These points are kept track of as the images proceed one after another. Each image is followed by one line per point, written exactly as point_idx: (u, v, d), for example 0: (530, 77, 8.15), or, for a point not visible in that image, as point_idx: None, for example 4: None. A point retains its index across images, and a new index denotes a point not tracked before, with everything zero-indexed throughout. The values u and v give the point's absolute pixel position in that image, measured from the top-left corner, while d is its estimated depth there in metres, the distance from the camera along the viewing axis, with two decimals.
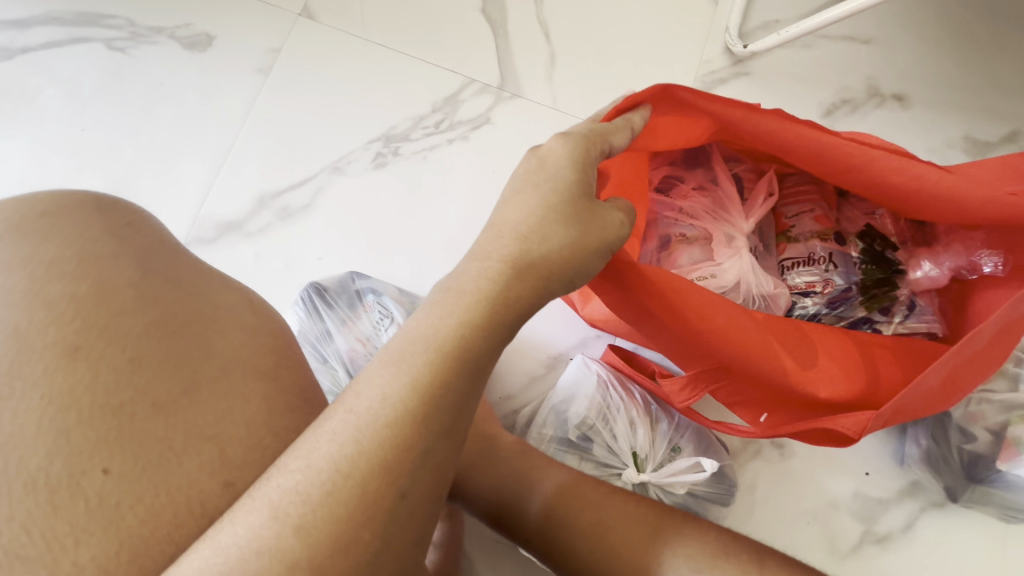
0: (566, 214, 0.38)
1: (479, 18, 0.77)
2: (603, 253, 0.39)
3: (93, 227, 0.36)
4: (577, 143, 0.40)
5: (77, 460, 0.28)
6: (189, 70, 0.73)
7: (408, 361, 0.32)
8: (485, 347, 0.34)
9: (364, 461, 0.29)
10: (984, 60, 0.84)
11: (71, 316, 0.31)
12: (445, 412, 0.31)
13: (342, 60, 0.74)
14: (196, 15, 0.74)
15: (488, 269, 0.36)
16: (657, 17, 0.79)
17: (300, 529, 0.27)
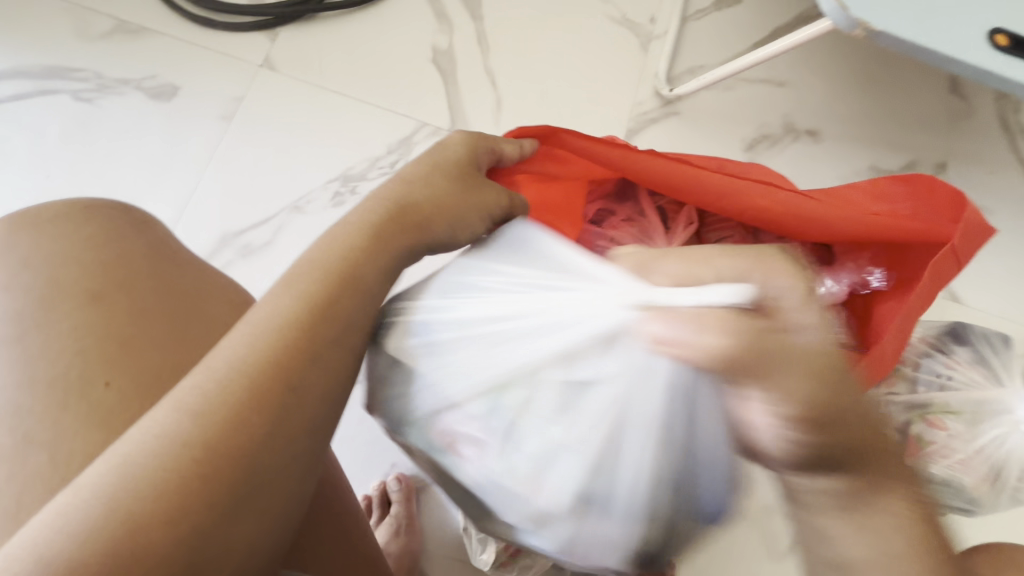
0: (449, 176, 0.45)
1: (430, 68, 0.83)
2: (483, 219, 0.46)
3: (118, 221, 0.48)
4: (470, 137, 0.48)
5: (90, 372, 0.42)
6: (154, 118, 0.77)
7: (302, 284, 0.38)
8: (373, 268, 0.40)
9: (255, 362, 0.34)
10: (886, 98, 0.94)
11: (94, 278, 0.44)
12: (337, 323, 0.37)
13: (302, 107, 0.79)
14: (161, 68, 0.79)
15: (370, 208, 0.42)
16: (593, 64, 0.87)
17: (194, 412, 0.32)
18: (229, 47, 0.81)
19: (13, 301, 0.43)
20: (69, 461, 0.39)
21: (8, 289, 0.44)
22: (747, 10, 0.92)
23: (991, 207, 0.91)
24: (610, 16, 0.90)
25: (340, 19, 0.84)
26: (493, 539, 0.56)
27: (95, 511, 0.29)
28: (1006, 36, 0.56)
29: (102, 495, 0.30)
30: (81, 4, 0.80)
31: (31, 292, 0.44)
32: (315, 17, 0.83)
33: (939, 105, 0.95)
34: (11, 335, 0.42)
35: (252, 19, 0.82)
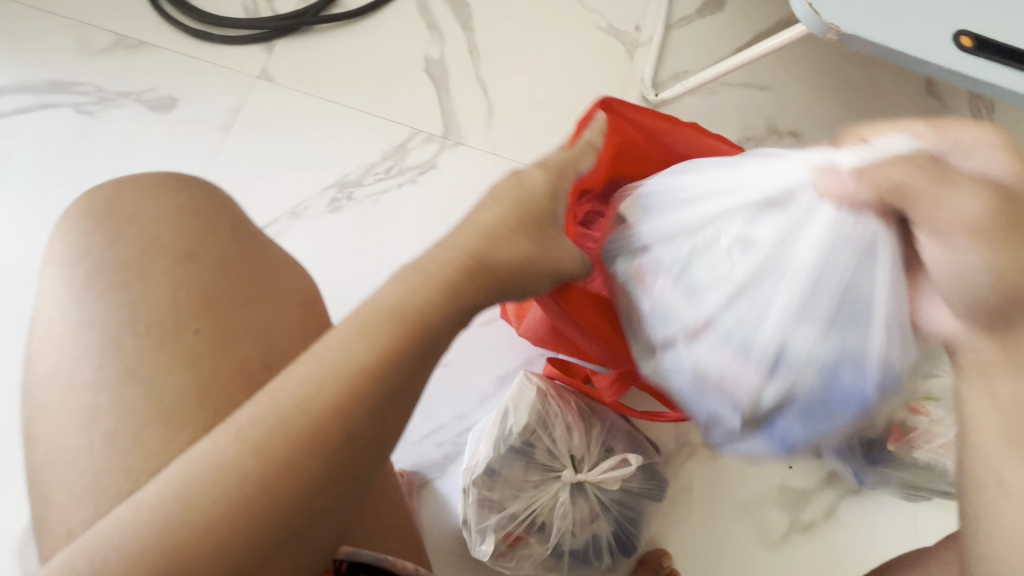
0: (527, 229, 0.43)
1: (423, 77, 0.86)
2: (549, 278, 0.46)
3: (204, 193, 0.51)
4: (550, 177, 0.46)
5: (179, 322, 0.44)
6: (154, 129, 0.79)
7: (369, 331, 0.37)
8: (442, 322, 0.39)
9: (312, 404, 0.35)
10: (865, 100, 0.97)
11: (190, 239, 0.48)
12: (397, 372, 0.37)
13: (299, 116, 0.82)
14: (160, 80, 0.81)
15: (447, 258, 0.41)
16: (582, 71, 0.90)
17: (256, 448, 0.34)
18: (227, 59, 0.83)
19: (116, 253, 0.46)
20: (161, 396, 0.42)
21: (113, 242, 0.47)
22: (728, 17, 0.95)
23: None
24: (597, 25, 0.93)
25: (335, 31, 0.87)
26: (492, 527, 0.58)
27: (153, 523, 0.33)
28: (970, 37, 0.59)
29: (166, 518, 0.33)
30: (81, 20, 0.82)
31: (133, 245, 0.47)
32: (311, 30, 0.86)
33: (915, 106, 0.98)
34: (115, 281, 0.45)
35: (249, 32, 0.85)
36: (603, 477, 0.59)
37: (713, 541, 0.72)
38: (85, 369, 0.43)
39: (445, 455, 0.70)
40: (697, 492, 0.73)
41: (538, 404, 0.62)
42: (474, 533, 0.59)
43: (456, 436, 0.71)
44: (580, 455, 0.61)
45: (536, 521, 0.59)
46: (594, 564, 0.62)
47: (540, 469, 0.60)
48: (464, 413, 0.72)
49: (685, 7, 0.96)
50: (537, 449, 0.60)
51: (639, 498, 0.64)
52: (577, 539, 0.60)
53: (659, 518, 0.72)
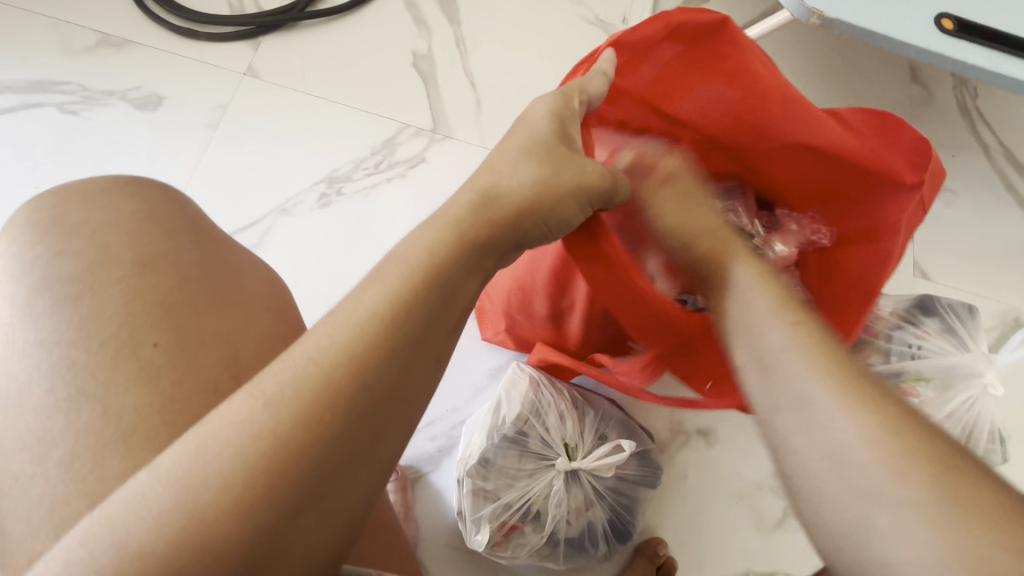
0: (539, 155, 0.41)
1: (411, 71, 0.86)
2: (575, 201, 0.41)
3: (158, 198, 0.51)
4: (557, 104, 0.42)
5: (139, 332, 0.43)
6: (139, 128, 0.78)
7: (386, 282, 0.37)
8: (455, 268, 0.39)
9: (338, 358, 0.34)
10: (852, 88, 0.98)
11: (141, 246, 0.47)
12: (414, 322, 0.36)
13: (286, 112, 0.81)
14: (145, 78, 0.80)
15: (460, 198, 0.41)
16: (571, 63, 0.90)
17: (271, 408, 0.33)
18: (212, 56, 0.83)
19: (68, 264, 0.45)
20: (121, 415, 0.41)
21: (61, 254, 0.46)
22: (715, 8, 0.96)
23: (954, 187, 0.95)
24: (585, 17, 0.93)
25: (321, 27, 0.86)
26: (487, 518, 0.58)
27: (174, 499, 0.31)
28: (951, 20, 0.60)
29: (170, 509, 0.31)
30: (64, 19, 0.81)
31: (83, 257, 0.46)
32: (297, 26, 0.86)
33: (902, 94, 0.99)
34: (67, 296, 0.44)
35: (234, 29, 0.84)
36: (597, 463, 0.59)
37: (707, 529, 0.72)
38: (49, 382, 0.42)
39: (439, 449, 0.70)
40: (692, 479, 0.73)
41: (531, 394, 0.62)
42: (469, 524, 0.59)
43: (450, 429, 0.71)
44: (573, 443, 0.60)
45: (532, 510, 0.59)
46: (590, 551, 0.63)
47: (534, 457, 0.60)
48: (457, 406, 0.72)
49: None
50: (531, 437, 0.60)
51: (633, 485, 0.64)
52: (573, 527, 0.60)
53: (654, 507, 0.72)
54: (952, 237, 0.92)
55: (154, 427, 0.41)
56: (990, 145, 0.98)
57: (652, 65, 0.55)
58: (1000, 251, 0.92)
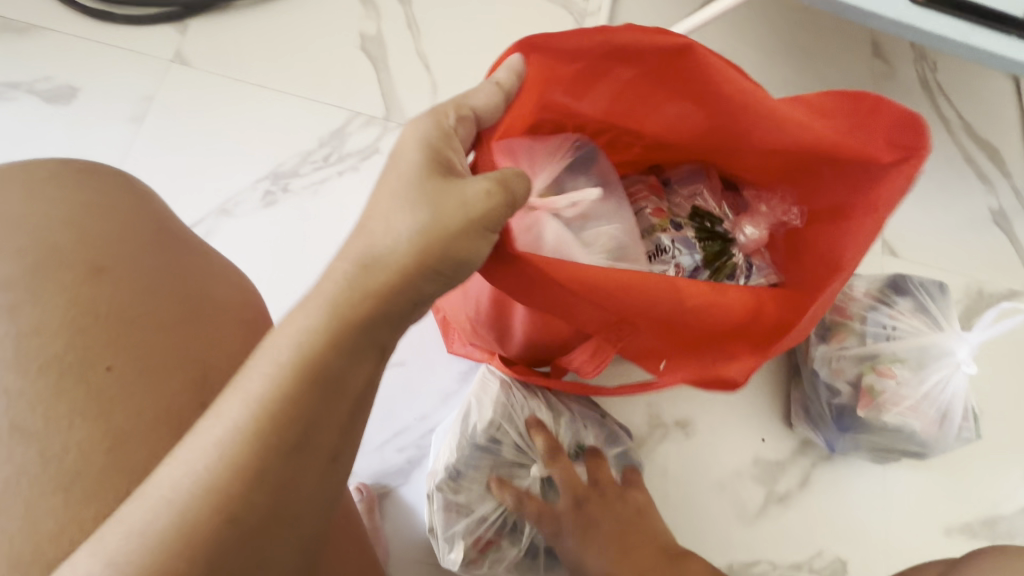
0: (416, 196, 0.36)
1: (359, 54, 0.79)
2: (469, 230, 0.36)
3: (120, 192, 0.45)
4: (427, 133, 0.38)
5: (90, 353, 0.38)
6: (53, 123, 0.70)
7: (250, 393, 0.33)
8: (357, 337, 0.36)
9: (194, 492, 0.32)
10: (816, 64, 0.97)
11: (97, 250, 0.41)
12: (291, 430, 0.33)
13: (222, 102, 0.74)
14: (55, 68, 0.71)
15: (345, 265, 0.36)
16: (530, 41, 0.85)
17: (175, 512, 0.31)
18: (133, 41, 0.74)
19: (3, 271, 0.39)
20: (64, 456, 0.35)
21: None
22: None
23: None
24: None
25: (257, 6, 0.79)
26: (461, 534, 0.56)
27: None
28: None
29: None
30: None
31: (24, 260, 0.39)
32: (229, 7, 0.78)
33: (865, 69, 0.98)
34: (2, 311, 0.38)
35: (156, 10, 0.76)
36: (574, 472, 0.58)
37: (691, 522, 0.71)
38: None
39: (408, 460, 0.66)
40: (672, 473, 0.71)
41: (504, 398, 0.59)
42: (442, 541, 0.56)
43: (419, 438, 0.67)
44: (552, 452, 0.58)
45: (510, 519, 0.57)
46: None
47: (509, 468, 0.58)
48: (426, 414, 0.68)
49: None
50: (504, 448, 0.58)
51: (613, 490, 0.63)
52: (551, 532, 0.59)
53: None
54: (917, 212, 0.92)
55: (68, 472, 0.35)
56: (950, 119, 0.98)
57: (611, 84, 0.53)
58: (962, 225, 0.93)
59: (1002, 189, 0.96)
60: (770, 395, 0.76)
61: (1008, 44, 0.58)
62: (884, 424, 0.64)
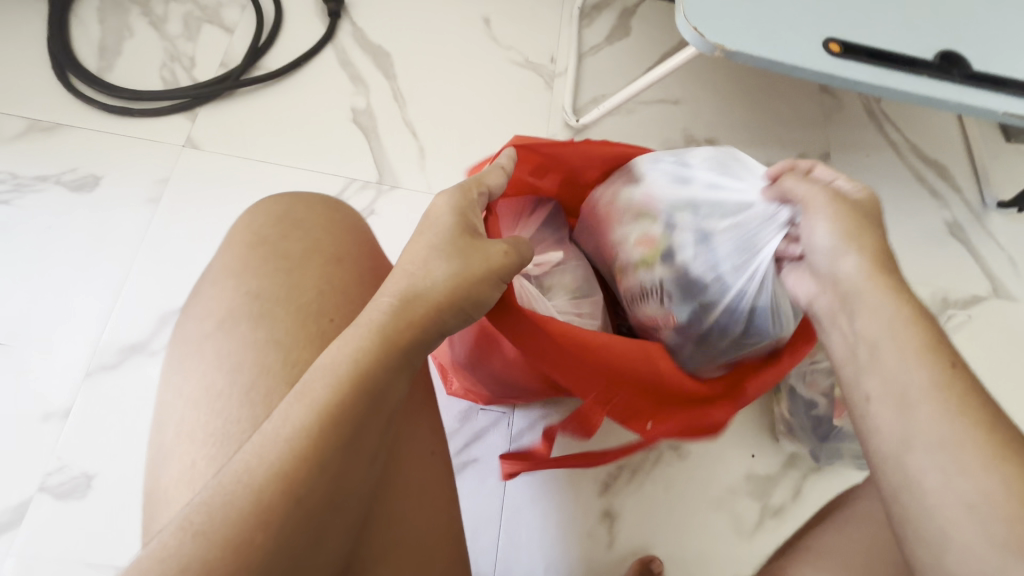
0: (450, 250, 0.44)
1: (352, 127, 0.88)
2: (493, 281, 0.45)
3: (350, 214, 0.58)
4: (457, 200, 0.47)
5: (324, 311, 0.50)
6: (78, 209, 0.77)
7: (314, 394, 0.39)
8: (384, 370, 0.41)
9: (266, 477, 0.36)
10: (770, 102, 1.06)
11: (336, 246, 0.54)
12: (343, 432, 0.38)
13: (231, 178, 0.82)
14: (81, 160, 0.79)
15: (380, 303, 0.43)
16: (507, 103, 0.94)
17: (220, 524, 0.34)
18: (150, 132, 0.83)
19: (283, 244, 0.53)
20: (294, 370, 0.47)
21: (282, 236, 0.54)
22: (634, 43, 1.04)
23: (872, 184, 1.02)
24: (514, 60, 0.98)
25: (259, 92, 0.88)
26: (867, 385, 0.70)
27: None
28: (837, 44, 0.67)
29: None
30: None
31: (297, 242, 0.53)
32: (233, 94, 0.87)
33: (814, 103, 1.08)
34: (283, 268, 0.51)
35: (169, 101, 0.84)
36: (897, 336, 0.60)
37: (694, 539, 0.73)
38: None
39: None
40: (670, 493, 0.75)
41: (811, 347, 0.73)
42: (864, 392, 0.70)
43: None
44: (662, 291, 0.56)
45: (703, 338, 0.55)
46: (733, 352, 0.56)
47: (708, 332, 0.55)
48: None
49: (594, 37, 1.03)
50: (715, 343, 0.56)
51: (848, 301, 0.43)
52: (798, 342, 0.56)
53: (637, 524, 0.73)
54: None
55: None
56: (898, 143, 1.07)
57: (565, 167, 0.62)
58: (921, 239, 0.99)
59: (954, 203, 1.04)
60: (754, 413, 0.80)
61: (919, 83, 0.66)
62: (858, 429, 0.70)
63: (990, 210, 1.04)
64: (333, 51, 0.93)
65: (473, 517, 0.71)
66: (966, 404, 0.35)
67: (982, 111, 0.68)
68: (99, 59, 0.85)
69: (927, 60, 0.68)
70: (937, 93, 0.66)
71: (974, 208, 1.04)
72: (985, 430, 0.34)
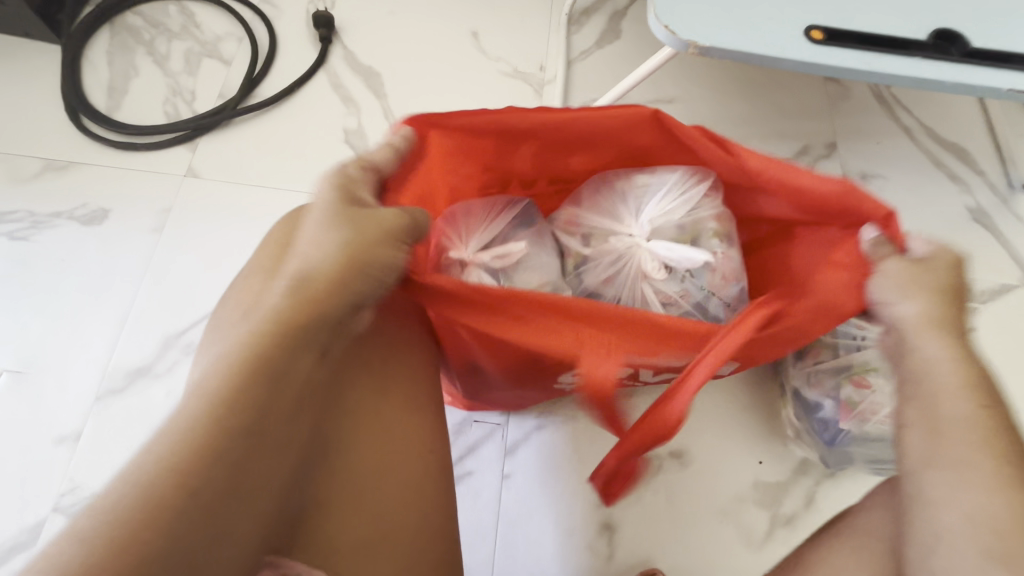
0: (331, 218, 0.43)
1: (344, 147, 0.90)
2: (386, 245, 0.43)
3: None
4: (338, 180, 0.46)
5: None
6: (88, 242, 0.81)
7: (207, 380, 0.38)
8: (280, 351, 0.40)
9: (157, 473, 0.35)
10: (769, 93, 1.03)
11: None
12: (235, 417, 0.38)
13: (229, 201, 0.85)
14: (91, 195, 0.84)
15: (275, 286, 0.42)
16: None
17: (106, 520, 0.33)
18: (154, 164, 0.87)
19: None
20: None
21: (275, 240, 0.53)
22: (625, 45, 1.03)
23: (885, 172, 0.98)
24: (503, 71, 0.98)
25: (255, 119, 0.91)
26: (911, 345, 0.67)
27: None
28: (820, 30, 0.64)
29: None
30: (9, 152, 0.85)
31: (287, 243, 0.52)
32: (231, 123, 0.90)
33: (818, 91, 1.04)
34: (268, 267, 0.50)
35: (172, 134, 0.88)
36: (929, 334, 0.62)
37: (700, 551, 0.70)
38: None
39: None
40: (671, 503, 0.73)
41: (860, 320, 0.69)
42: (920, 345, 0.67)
43: None
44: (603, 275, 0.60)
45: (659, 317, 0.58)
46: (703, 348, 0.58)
47: None
48: None
49: (583, 42, 1.03)
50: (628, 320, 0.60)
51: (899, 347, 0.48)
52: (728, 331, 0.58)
53: (638, 536, 0.71)
54: None
55: None
56: (911, 127, 1.02)
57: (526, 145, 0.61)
58: (941, 228, 0.94)
59: (977, 187, 0.98)
60: (759, 417, 0.77)
61: (912, 64, 0.63)
62: (868, 434, 0.65)
63: (1017, 193, 0.97)
64: (326, 75, 0.95)
65: (472, 532, 0.70)
66: (993, 446, 0.40)
67: (985, 89, 0.63)
68: (108, 98, 0.90)
69: (921, 40, 0.65)
70: (931, 75, 0.63)
71: (1000, 192, 0.97)
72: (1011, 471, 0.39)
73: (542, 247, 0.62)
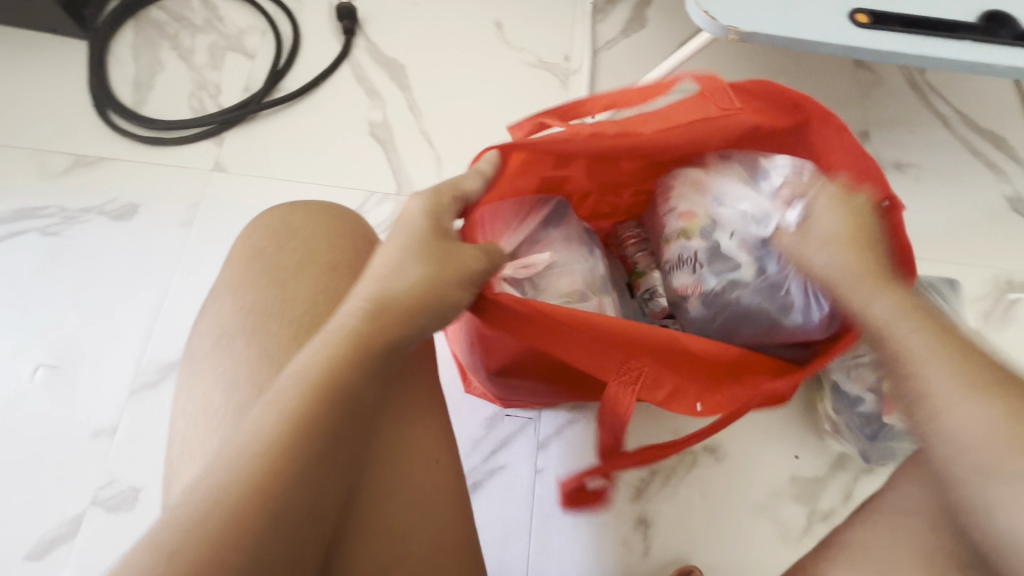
0: (420, 253, 0.43)
1: (369, 140, 0.89)
2: (462, 283, 0.44)
3: (359, 222, 0.56)
4: (429, 203, 0.46)
5: None
6: (119, 237, 0.81)
7: (284, 401, 0.39)
8: (359, 377, 0.41)
9: (236, 491, 0.36)
10: (798, 82, 1.01)
11: (334, 252, 0.51)
12: (319, 441, 0.39)
13: (256, 196, 0.85)
14: (120, 191, 0.84)
15: (353, 310, 0.42)
16: (521, 104, 0.93)
17: (195, 540, 0.34)
18: (182, 159, 0.86)
19: (286, 256, 0.51)
20: None
21: (282, 249, 0.51)
22: (651, 34, 1.01)
23: (919, 161, 0.95)
24: (528, 62, 0.97)
25: (280, 113, 0.91)
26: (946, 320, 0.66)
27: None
28: (866, 14, 0.62)
29: None
30: (38, 148, 0.85)
31: (297, 252, 0.51)
32: (256, 117, 0.90)
33: (849, 79, 1.02)
34: (273, 282, 0.49)
35: (197, 129, 0.88)
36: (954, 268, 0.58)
37: (735, 545, 0.70)
38: None
39: None
40: (706, 498, 0.72)
41: None
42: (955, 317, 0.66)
43: None
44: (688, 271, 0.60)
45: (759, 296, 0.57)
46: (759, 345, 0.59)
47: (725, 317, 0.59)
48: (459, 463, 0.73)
49: (608, 31, 1.01)
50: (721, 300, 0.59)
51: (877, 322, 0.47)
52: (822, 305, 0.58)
53: (674, 533, 0.70)
54: (928, 210, 0.91)
55: None
56: (946, 114, 0.99)
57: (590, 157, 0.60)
58: (978, 218, 0.91)
59: (1015, 175, 0.95)
60: (793, 411, 0.76)
61: (962, 48, 0.61)
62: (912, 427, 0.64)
63: None
64: (349, 68, 0.95)
65: (503, 527, 0.70)
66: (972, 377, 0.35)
67: None
68: (134, 94, 0.90)
69: (971, 23, 0.63)
70: (982, 60, 0.61)
71: None
72: (973, 373, 0.35)
73: (572, 249, 0.61)
